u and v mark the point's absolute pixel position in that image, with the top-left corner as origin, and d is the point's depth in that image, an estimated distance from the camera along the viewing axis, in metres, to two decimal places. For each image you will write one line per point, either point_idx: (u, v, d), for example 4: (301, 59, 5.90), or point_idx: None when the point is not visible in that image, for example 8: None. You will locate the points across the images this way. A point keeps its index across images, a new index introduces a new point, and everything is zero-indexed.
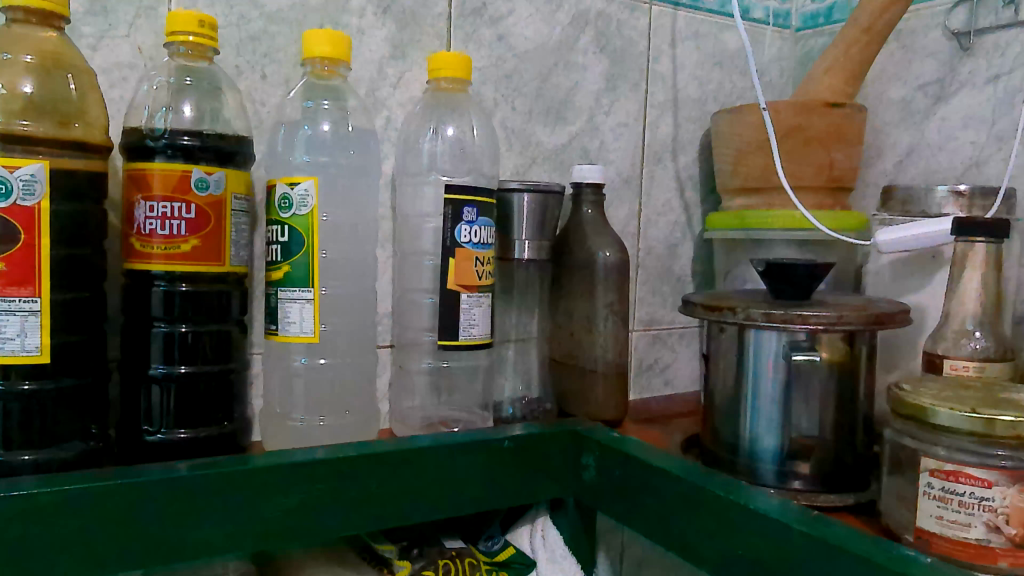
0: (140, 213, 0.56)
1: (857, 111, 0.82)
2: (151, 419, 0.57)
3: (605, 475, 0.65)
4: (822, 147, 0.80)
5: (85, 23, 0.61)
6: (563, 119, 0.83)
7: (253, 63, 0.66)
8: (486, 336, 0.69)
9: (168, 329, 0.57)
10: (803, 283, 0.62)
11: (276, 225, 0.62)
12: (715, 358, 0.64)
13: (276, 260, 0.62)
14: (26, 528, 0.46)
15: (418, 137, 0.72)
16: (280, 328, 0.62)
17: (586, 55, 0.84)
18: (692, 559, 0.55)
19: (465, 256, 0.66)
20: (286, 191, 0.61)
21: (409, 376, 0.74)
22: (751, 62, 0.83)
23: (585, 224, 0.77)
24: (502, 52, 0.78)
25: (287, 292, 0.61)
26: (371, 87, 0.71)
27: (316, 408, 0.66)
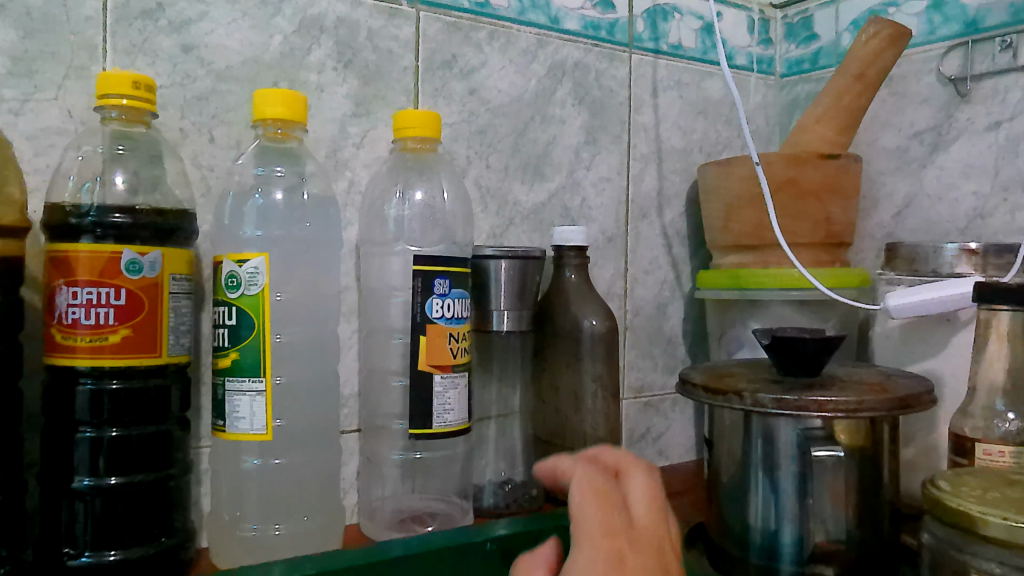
0: (62, 300, 0.49)
1: (852, 161, 0.77)
2: (74, 540, 0.49)
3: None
4: (818, 201, 0.75)
5: (8, 86, 0.54)
6: (541, 175, 0.77)
7: (200, 124, 0.60)
8: (463, 421, 0.62)
9: (94, 433, 0.50)
10: (810, 357, 0.56)
11: (222, 307, 0.55)
12: (721, 444, 0.58)
13: (222, 345, 0.55)
14: None
15: (383, 203, 0.66)
16: (228, 424, 0.54)
17: (564, 108, 0.79)
18: None
19: (438, 333, 0.60)
20: (233, 269, 0.54)
21: (380, 466, 0.66)
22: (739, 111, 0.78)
23: (571, 291, 0.71)
24: (474, 106, 0.73)
25: (235, 383, 0.54)
26: (333, 147, 0.65)
27: (272, 516, 0.57)
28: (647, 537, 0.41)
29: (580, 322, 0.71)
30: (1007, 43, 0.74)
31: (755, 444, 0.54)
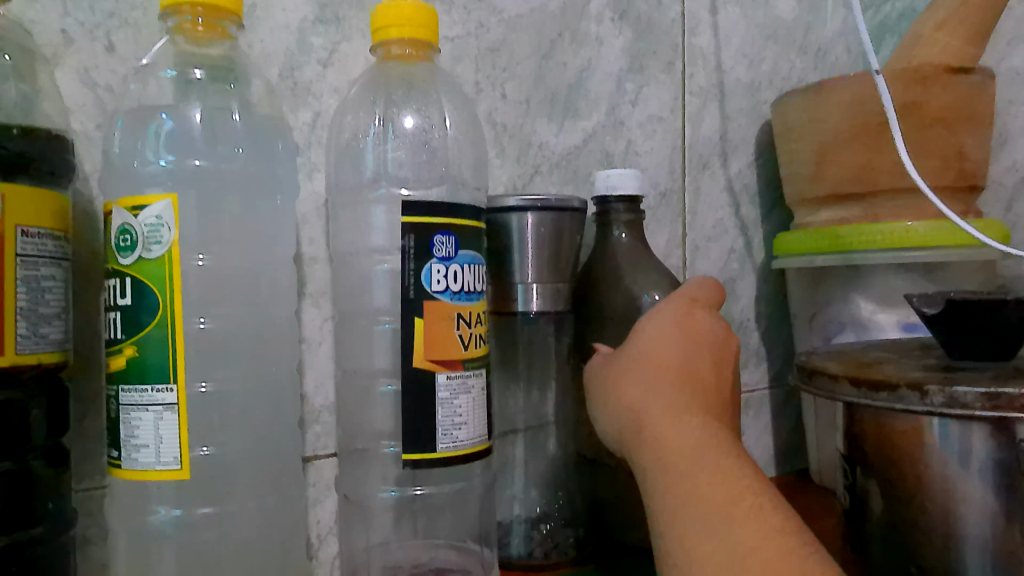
0: None
1: (987, 78, 0.58)
2: None
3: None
4: (946, 130, 0.57)
5: None
6: (574, 112, 0.59)
7: (91, 26, 0.41)
8: (481, 440, 0.43)
9: None
10: (1000, 332, 0.37)
11: (112, 279, 0.36)
12: (875, 469, 0.40)
13: (114, 338, 0.36)
14: None
15: (360, 137, 0.47)
16: (125, 458, 0.35)
17: (601, 24, 0.60)
18: None
19: (441, 314, 0.41)
20: (126, 221, 0.36)
21: (365, 507, 0.47)
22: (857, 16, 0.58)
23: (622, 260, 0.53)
24: (484, 16, 0.54)
25: (132, 393, 0.35)
26: (288, 63, 0.47)
27: None
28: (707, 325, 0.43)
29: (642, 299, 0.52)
30: None
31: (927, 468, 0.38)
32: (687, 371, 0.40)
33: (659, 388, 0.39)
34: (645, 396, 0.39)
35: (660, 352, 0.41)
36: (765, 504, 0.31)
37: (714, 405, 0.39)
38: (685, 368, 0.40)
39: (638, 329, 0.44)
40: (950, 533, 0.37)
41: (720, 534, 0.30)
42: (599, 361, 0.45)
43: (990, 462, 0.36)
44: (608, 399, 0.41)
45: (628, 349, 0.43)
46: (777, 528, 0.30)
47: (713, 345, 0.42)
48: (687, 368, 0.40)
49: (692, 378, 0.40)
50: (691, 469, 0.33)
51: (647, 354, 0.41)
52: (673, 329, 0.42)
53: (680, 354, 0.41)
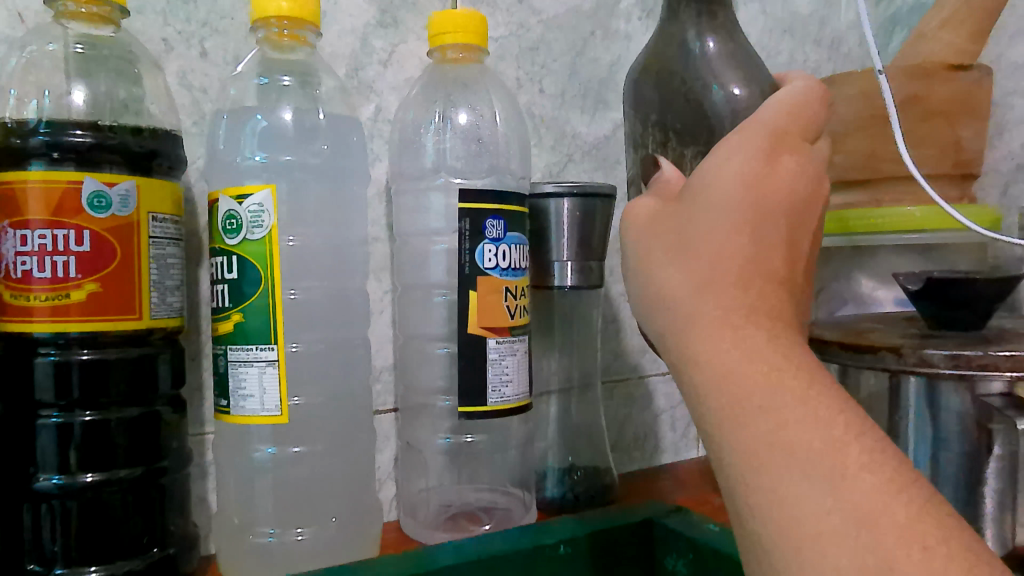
0: (9, 246, 0.38)
1: (985, 74, 0.63)
2: (42, 552, 0.39)
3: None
4: (946, 122, 0.62)
5: None
6: (604, 104, 0.64)
7: (188, 34, 0.47)
8: (523, 397, 0.50)
9: (63, 419, 0.39)
10: (977, 306, 0.43)
11: (220, 257, 0.43)
12: None
13: (222, 306, 0.43)
14: None
15: (418, 130, 0.53)
16: (232, 405, 0.43)
17: (630, 22, 0.65)
18: None
19: (492, 288, 0.48)
20: (232, 208, 0.42)
21: (420, 453, 0.54)
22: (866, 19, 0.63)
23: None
24: (525, 18, 0.60)
25: (238, 352, 0.42)
26: (354, 65, 0.53)
27: (290, 518, 0.46)
28: (782, 183, 0.32)
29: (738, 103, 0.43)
30: None
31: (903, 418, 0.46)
32: (758, 263, 0.31)
33: (722, 277, 0.30)
34: (712, 310, 0.30)
35: (722, 237, 0.31)
36: (859, 421, 0.27)
37: (787, 301, 0.31)
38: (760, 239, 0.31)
39: (699, 193, 0.32)
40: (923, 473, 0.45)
41: (815, 491, 0.25)
42: (640, 229, 0.34)
43: None
44: (663, 301, 0.31)
45: (685, 209, 0.33)
46: (890, 479, 0.25)
47: (788, 213, 0.32)
48: (757, 259, 0.31)
49: (764, 266, 0.31)
50: (773, 407, 0.27)
51: (713, 235, 0.31)
52: (748, 180, 0.31)
53: (749, 237, 0.31)
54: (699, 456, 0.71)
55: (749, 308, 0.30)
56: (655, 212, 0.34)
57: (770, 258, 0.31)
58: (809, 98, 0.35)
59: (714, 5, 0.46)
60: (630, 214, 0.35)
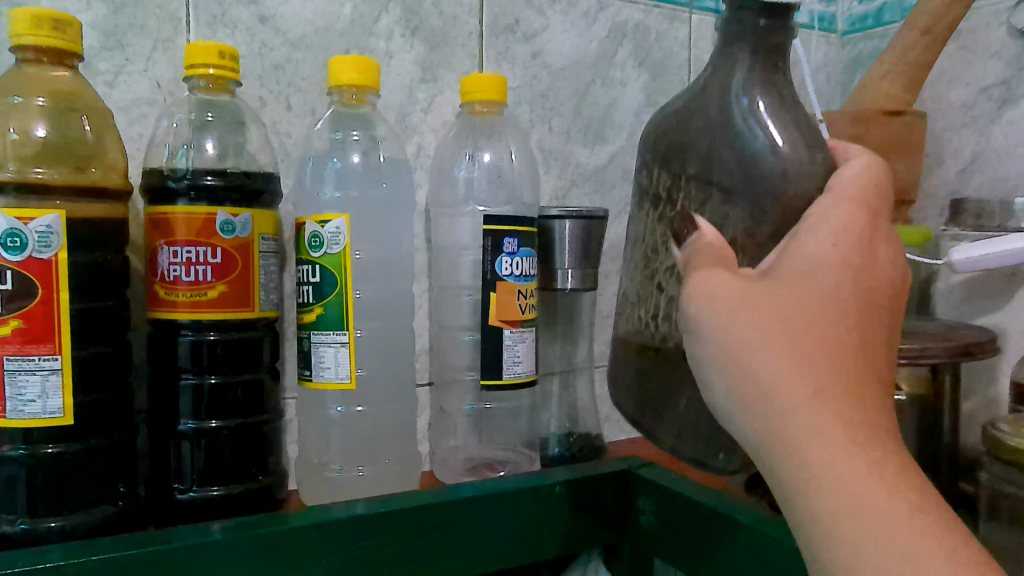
0: (163, 258, 0.53)
1: (919, 117, 0.76)
2: (182, 476, 0.54)
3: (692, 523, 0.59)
4: (881, 158, 0.76)
5: (101, 59, 0.57)
6: (603, 138, 0.79)
7: (277, 93, 0.63)
8: (531, 374, 0.65)
9: (196, 380, 0.54)
10: None
11: (306, 265, 0.58)
12: None
13: (307, 301, 0.58)
14: None
15: (453, 166, 0.68)
16: (314, 374, 0.58)
17: (625, 70, 0.80)
18: None
19: (507, 290, 0.62)
20: (316, 230, 0.57)
21: (450, 418, 0.70)
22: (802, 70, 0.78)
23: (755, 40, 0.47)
24: (537, 70, 0.74)
25: (319, 335, 0.57)
26: (401, 112, 0.67)
27: (354, 458, 0.62)
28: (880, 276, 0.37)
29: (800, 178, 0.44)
30: None
31: None
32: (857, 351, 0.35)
33: (828, 370, 0.34)
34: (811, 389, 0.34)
35: (826, 327, 0.35)
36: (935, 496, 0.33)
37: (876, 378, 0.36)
38: (853, 329, 0.35)
39: (808, 284, 0.35)
40: None
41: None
42: (730, 294, 0.36)
43: None
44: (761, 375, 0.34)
45: (783, 287, 0.36)
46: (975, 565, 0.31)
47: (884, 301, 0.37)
48: (856, 345, 0.35)
49: (862, 349, 0.35)
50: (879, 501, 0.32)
51: (817, 321, 0.35)
52: (846, 272, 0.36)
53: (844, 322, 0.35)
54: None
55: (848, 391, 0.34)
56: (745, 289, 0.36)
57: (866, 341, 0.36)
58: (880, 184, 0.40)
59: (773, 73, 0.47)
60: (702, 281, 0.37)
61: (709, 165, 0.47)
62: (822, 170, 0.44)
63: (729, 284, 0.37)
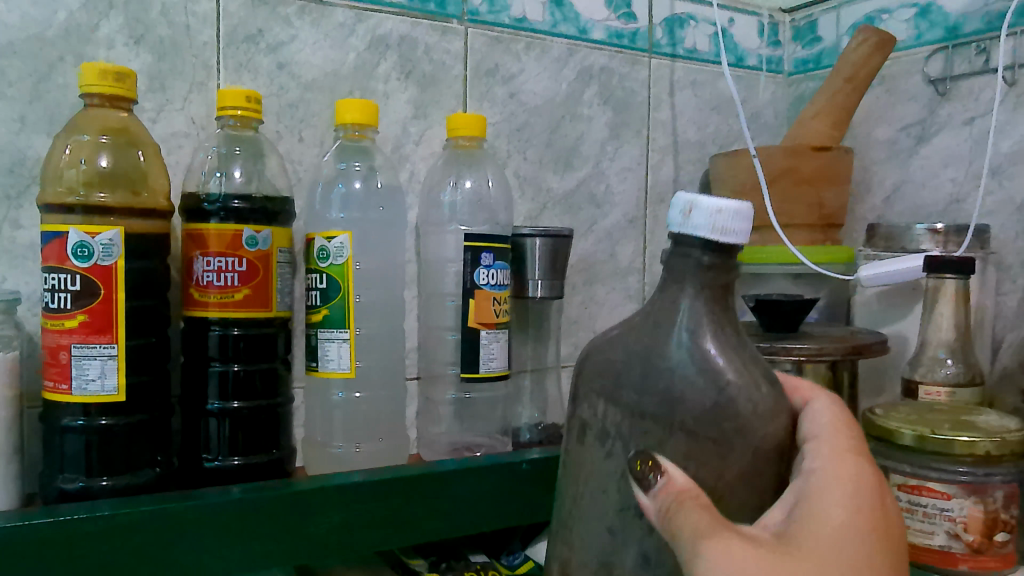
0: (198, 267, 0.64)
1: (844, 152, 0.88)
2: (210, 448, 0.65)
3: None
4: (812, 187, 0.87)
5: (147, 99, 0.69)
6: (571, 166, 0.90)
7: (291, 127, 0.74)
8: (504, 368, 0.76)
9: (222, 368, 0.65)
10: (788, 317, 0.69)
11: (315, 274, 0.69)
12: None
13: (315, 304, 0.69)
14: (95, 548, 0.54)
15: (440, 191, 0.80)
16: (319, 365, 0.69)
17: (591, 108, 0.91)
18: None
19: (484, 296, 0.74)
20: (323, 244, 0.68)
21: (435, 406, 0.81)
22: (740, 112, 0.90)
23: (696, 279, 0.42)
24: (514, 108, 0.86)
25: (326, 333, 0.68)
26: (396, 144, 0.79)
27: (353, 437, 0.74)
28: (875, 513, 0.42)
29: (763, 421, 0.41)
30: (981, 48, 0.84)
31: None
32: None
33: None
34: None
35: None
36: None
37: None
38: None
39: (820, 536, 0.39)
40: None
41: None
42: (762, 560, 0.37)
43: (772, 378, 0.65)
44: None
45: (802, 546, 0.38)
46: None
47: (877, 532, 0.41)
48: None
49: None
50: None
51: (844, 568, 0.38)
52: (852, 542, 0.39)
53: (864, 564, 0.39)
54: None
55: None
56: (763, 558, 0.37)
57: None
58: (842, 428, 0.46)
59: (722, 311, 0.42)
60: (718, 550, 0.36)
61: (671, 408, 0.41)
62: (770, 400, 0.42)
63: (751, 556, 0.37)
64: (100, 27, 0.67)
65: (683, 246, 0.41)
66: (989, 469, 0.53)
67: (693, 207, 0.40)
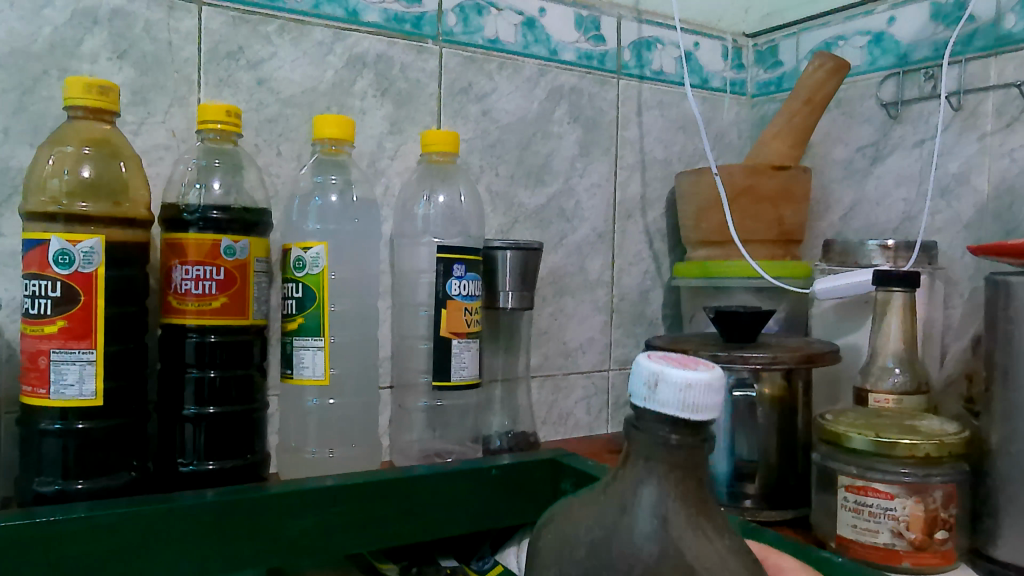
0: (176, 275, 0.66)
1: (802, 171, 0.92)
2: (185, 453, 0.66)
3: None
4: (772, 204, 0.91)
5: (129, 112, 0.71)
6: (542, 182, 0.93)
7: (270, 141, 0.77)
8: (475, 377, 0.78)
9: (198, 374, 0.66)
10: (747, 327, 0.72)
11: (291, 283, 0.71)
12: None
13: (290, 312, 0.71)
14: (70, 549, 0.55)
15: (414, 204, 0.83)
16: (294, 372, 0.71)
17: (562, 126, 0.95)
18: None
19: (456, 306, 0.76)
20: (299, 254, 0.70)
21: (408, 414, 0.83)
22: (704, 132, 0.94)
23: (662, 458, 0.36)
24: (487, 125, 0.89)
25: (300, 340, 0.70)
26: (372, 159, 0.82)
27: (326, 442, 0.76)
28: None
29: None
30: (930, 74, 0.89)
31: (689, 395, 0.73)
32: None
33: None
34: None
35: None
36: None
37: None
38: None
39: None
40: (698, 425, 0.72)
41: None
42: None
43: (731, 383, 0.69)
44: None
45: None
46: None
47: None
48: None
49: None
50: None
51: None
52: None
53: None
54: (607, 433, 1.00)
55: None
56: None
57: None
58: None
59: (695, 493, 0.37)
60: None
61: None
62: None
63: None
64: (84, 41, 0.69)
65: (648, 420, 0.35)
66: (928, 470, 0.56)
67: (659, 380, 0.34)
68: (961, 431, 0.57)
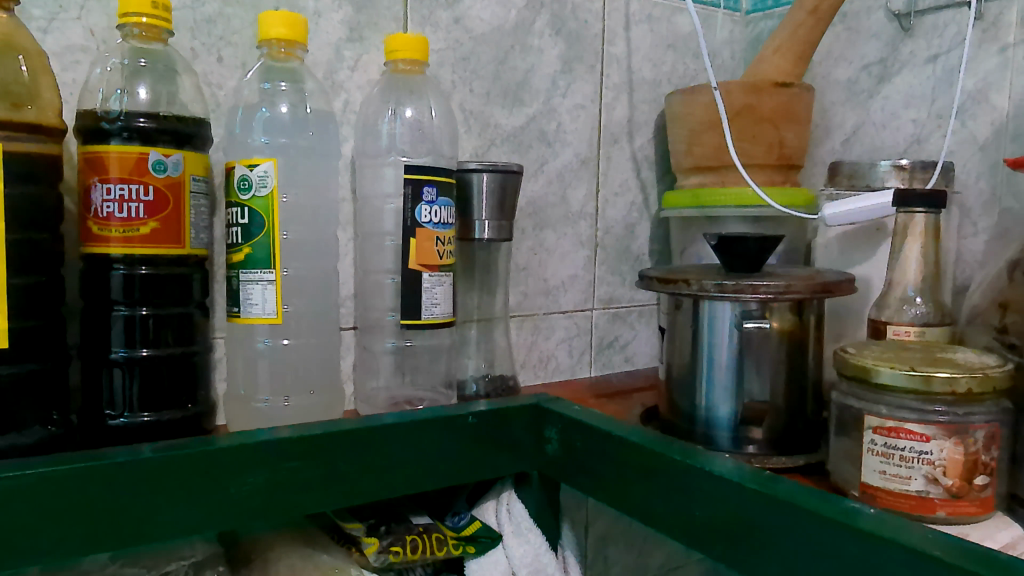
0: (97, 196, 0.56)
1: (805, 90, 0.84)
2: (114, 404, 0.57)
3: (786, 536, 0.48)
4: (772, 126, 0.83)
5: (35, 6, 0.60)
6: (521, 101, 0.84)
7: (208, 45, 0.66)
8: (448, 315, 0.70)
9: (128, 312, 0.57)
10: (752, 256, 0.65)
11: (235, 208, 0.62)
12: (668, 330, 0.69)
13: (236, 242, 0.62)
14: None
15: (377, 119, 0.73)
16: (242, 311, 0.62)
17: (542, 38, 0.85)
18: (636, 515, 0.60)
19: (426, 236, 0.67)
20: (244, 173, 0.61)
21: (374, 357, 0.75)
22: (702, 44, 0.85)
23: None
24: (459, 35, 0.79)
25: (248, 274, 0.61)
26: (329, 69, 0.72)
27: (280, 389, 0.68)
28: None
29: None
30: None
31: (684, 331, 0.66)
32: None
33: None
34: None
35: None
36: None
37: None
38: None
39: None
40: (696, 363, 0.65)
41: None
42: None
43: (737, 316, 0.62)
44: None
45: None
46: None
47: None
48: None
49: None
50: None
51: None
52: None
53: None
54: (590, 376, 0.93)
55: None
56: None
57: None
58: None
59: None
60: None
61: None
62: None
63: None
64: None
65: None
66: (967, 408, 0.49)
67: None
68: (1003, 363, 0.51)
